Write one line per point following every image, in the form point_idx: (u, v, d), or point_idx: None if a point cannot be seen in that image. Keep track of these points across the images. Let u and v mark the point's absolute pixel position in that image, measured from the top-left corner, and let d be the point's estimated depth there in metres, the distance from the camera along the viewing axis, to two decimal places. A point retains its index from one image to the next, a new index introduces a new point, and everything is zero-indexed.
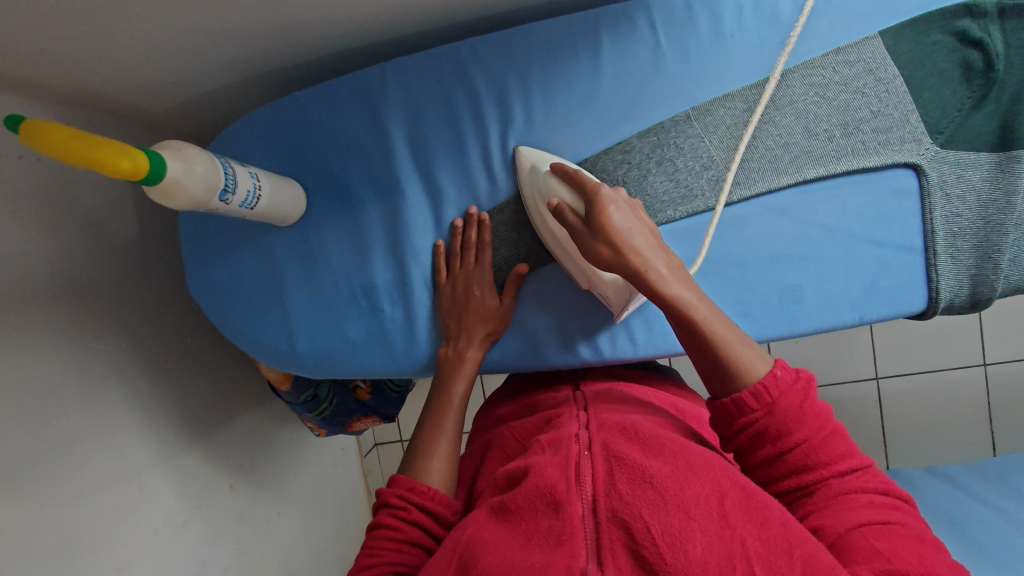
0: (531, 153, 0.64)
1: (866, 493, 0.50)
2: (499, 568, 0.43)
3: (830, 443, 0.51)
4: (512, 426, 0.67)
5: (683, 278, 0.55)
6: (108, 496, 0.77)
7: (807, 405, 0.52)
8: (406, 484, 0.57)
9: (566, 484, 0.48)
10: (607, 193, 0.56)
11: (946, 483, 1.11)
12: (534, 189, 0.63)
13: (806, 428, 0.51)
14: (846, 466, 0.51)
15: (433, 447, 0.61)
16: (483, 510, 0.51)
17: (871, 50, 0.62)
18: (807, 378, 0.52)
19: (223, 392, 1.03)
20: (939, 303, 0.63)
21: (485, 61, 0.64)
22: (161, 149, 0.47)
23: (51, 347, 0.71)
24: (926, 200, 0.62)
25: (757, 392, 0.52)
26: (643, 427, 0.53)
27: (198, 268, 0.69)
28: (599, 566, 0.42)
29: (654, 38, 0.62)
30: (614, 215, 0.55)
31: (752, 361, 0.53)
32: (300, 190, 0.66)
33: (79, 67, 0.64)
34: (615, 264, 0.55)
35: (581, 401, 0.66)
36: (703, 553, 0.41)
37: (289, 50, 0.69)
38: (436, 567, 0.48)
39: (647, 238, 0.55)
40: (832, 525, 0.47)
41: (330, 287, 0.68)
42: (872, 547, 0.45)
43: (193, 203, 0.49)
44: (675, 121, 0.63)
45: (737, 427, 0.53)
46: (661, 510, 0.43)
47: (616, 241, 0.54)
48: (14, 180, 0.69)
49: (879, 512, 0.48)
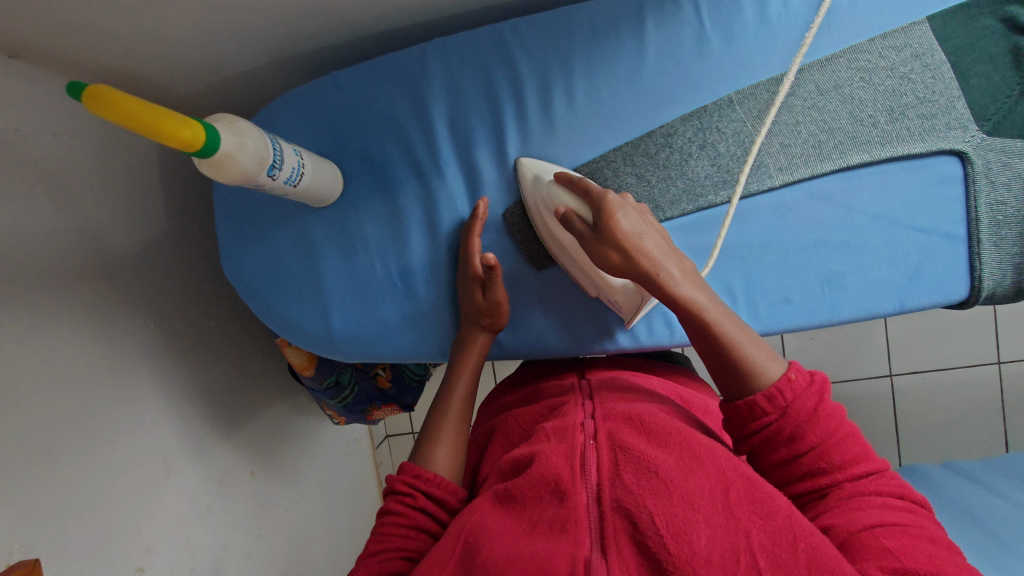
0: (535, 164, 0.65)
1: (880, 495, 0.49)
2: (503, 556, 0.44)
3: (845, 445, 0.51)
4: (516, 412, 0.66)
5: (696, 280, 0.55)
6: (137, 477, 0.77)
7: (822, 408, 0.51)
8: (413, 471, 0.58)
9: (571, 472, 0.48)
10: (614, 198, 0.55)
11: (965, 480, 1.10)
12: (538, 199, 0.64)
13: (819, 431, 0.50)
14: (861, 470, 0.50)
15: (439, 434, 0.63)
16: (487, 495, 0.52)
17: (917, 36, 0.61)
18: (822, 381, 0.52)
19: (245, 376, 1.03)
20: (981, 291, 0.63)
21: (528, 43, 0.64)
22: (215, 122, 0.47)
23: (84, 326, 0.71)
24: (971, 186, 0.61)
25: (771, 395, 0.51)
26: (650, 417, 0.54)
27: (233, 250, 0.70)
28: (602, 555, 0.42)
29: (698, 21, 0.63)
30: (623, 218, 0.54)
31: (765, 362, 0.54)
32: (338, 170, 0.67)
33: (120, 43, 0.65)
34: (627, 269, 0.55)
35: (587, 389, 0.66)
36: (706, 544, 0.41)
37: (327, 28, 0.69)
38: (441, 553, 0.48)
39: (657, 241, 0.54)
40: (842, 522, 0.47)
41: (367, 268, 0.69)
42: (880, 544, 0.44)
43: (244, 177, 0.49)
44: (719, 104, 0.64)
45: (750, 429, 0.53)
46: (665, 500, 0.44)
47: (626, 245, 0.53)
48: (49, 157, 0.69)
49: (893, 513, 0.47)
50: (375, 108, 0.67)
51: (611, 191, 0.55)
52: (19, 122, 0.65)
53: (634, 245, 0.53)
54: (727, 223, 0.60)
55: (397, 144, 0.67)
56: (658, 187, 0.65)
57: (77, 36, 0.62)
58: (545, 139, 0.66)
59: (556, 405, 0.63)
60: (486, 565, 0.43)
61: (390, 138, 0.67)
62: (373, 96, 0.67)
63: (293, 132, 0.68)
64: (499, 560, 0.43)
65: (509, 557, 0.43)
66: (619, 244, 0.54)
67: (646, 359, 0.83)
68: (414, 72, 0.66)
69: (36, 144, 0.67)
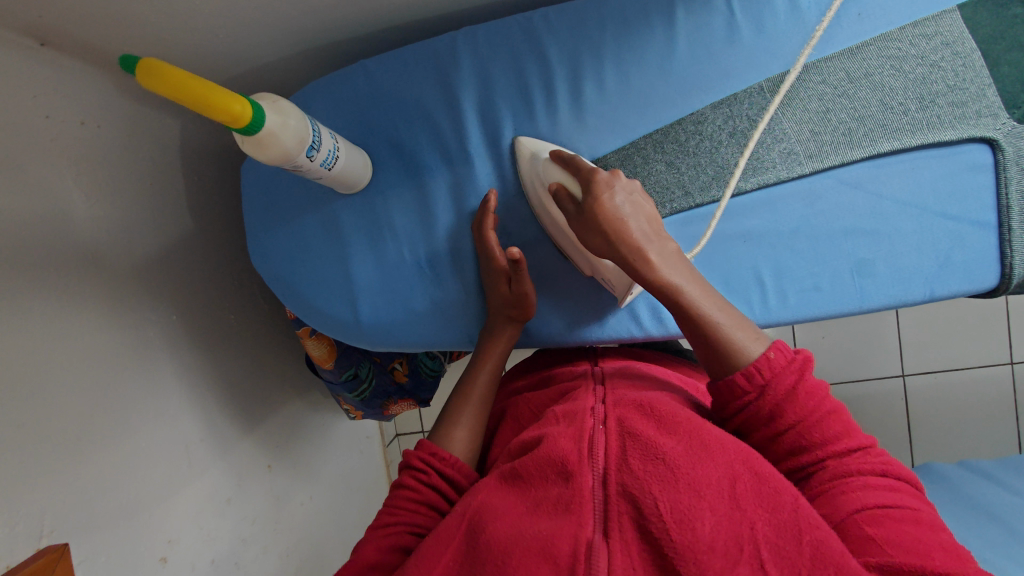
0: (533, 142, 0.66)
1: (862, 474, 0.48)
2: (507, 536, 0.44)
3: (826, 424, 0.50)
4: (527, 396, 0.67)
5: (679, 261, 0.55)
6: (161, 467, 0.76)
7: (801, 385, 0.50)
8: (429, 449, 0.58)
9: (578, 455, 0.48)
10: (604, 176, 0.56)
11: (983, 479, 1.09)
12: (534, 175, 0.64)
13: (799, 410, 0.50)
14: (842, 448, 0.49)
15: (459, 418, 0.63)
16: (493, 476, 0.52)
17: (948, 24, 0.62)
18: (805, 358, 0.51)
19: (264, 369, 1.03)
20: (1012, 279, 0.62)
21: (558, 32, 0.65)
22: (260, 102, 0.50)
23: (109, 314, 0.71)
24: (1002, 173, 0.61)
25: (750, 373, 0.51)
26: (661, 404, 0.53)
27: (262, 237, 0.71)
28: (605, 537, 0.43)
29: (728, 9, 0.63)
30: (607, 197, 0.55)
31: (748, 344, 0.53)
32: (367, 157, 0.67)
33: (152, 31, 0.65)
34: (608, 248, 0.56)
35: (599, 374, 0.65)
36: (711, 531, 0.41)
37: (358, 18, 0.70)
38: (447, 529, 0.49)
39: (642, 222, 0.55)
40: (829, 511, 0.46)
41: (394, 255, 0.69)
42: (865, 534, 0.44)
43: (285, 156, 0.52)
44: (749, 92, 0.64)
45: (732, 409, 0.53)
46: (672, 487, 0.43)
47: (607, 225, 0.55)
48: (79, 146, 0.69)
49: (875, 493, 0.46)
50: (405, 96, 0.67)
51: (600, 170, 0.56)
52: (51, 110, 0.66)
53: (615, 226, 0.55)
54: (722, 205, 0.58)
55: (427, 132, 0.68)
56: (688, 174, 0.66)
57: (110, 24, 0.63)
58: (574, 126, 0.66)
59: (566, 391, 0.63)
60: (490, 545, 0.44)
61: (420, 126, 0.68)
62: (402, 83, 0.67)
63: (324, 120, 0.68)
64: (502, 541, 0.44)
65: (512, 538, 0.44)
66: (600, 225, 0.55)
67: (669, 355, 0.82)
68: (444, 60, 0.66)
69: (66, 132, 0.68)
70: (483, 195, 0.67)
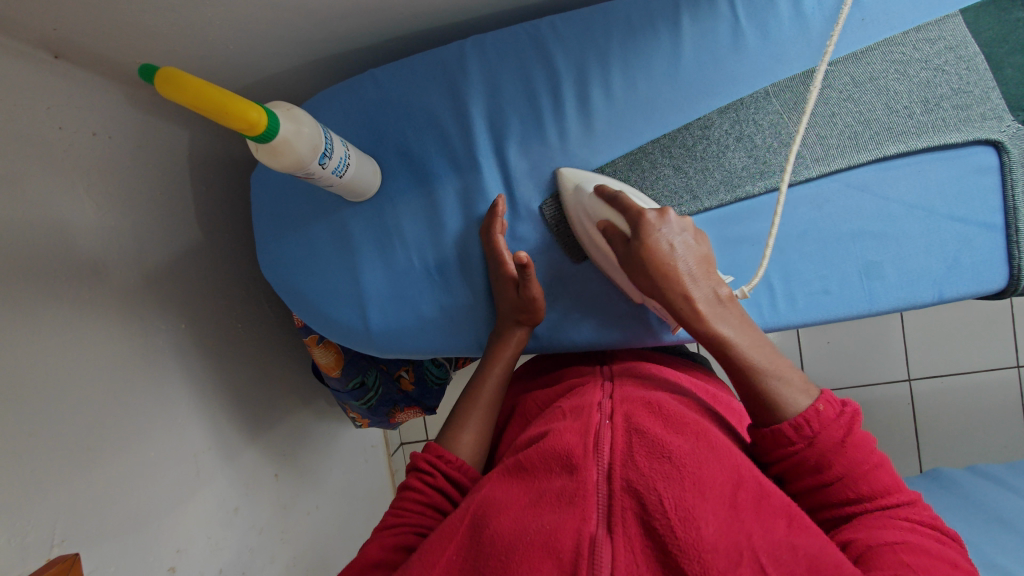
0: (575, 174, 0.65)
1: (908, 521, 0.48)
2: (510, 529, 0.44)
3: (876, 476, 0.50)
4: (534, 394, 0.67)
5: (727, 308, 0.55)
6: (170, 476, 0.76)
7: (850, 438, 0.51)
8: (436, 451, 0.59)
9: (584, 448, 0.48)
10: (651, 216, 0.56)
11: (992, 483, 1.08)
12: (579, 207, 0.64)
13: (846, 462, 0.50)
14: (890, 500, 0.50)
15: (466, 421, 0.63)
16: (497, 470, 0.52)
17: (951, 28, 0.63)
18: (853, 412, 0.51)
19: (271, 378, 1.03)
20: (1021, 281, 0.63)
21: (565, 39, 0.66)
22: (274, 110, 0.50)
23: (119, 323, 0.71)
24: (1008, 175, 0.62)
25: (797, 424, 0.51)
26: (668, 404, 0.53)
27: (273, 246, 0.72)
28: (609, 532, 0.42)
29: (733, 16, 0.64)
30: (655, 237, 0.55)
31: (797, 396, 0.53)
32: (376, 165, 0.68)
33: (163, 43, 0.66)
34: (655, 290, 0.56)
35: (606, 373, 0.66)
36: (713, 532, 0.41)
37: (366, 28, 0.71)
38: (450, 523, 0.49)
39: (691, 262, 0.55)
40: (865, 537, 0.47)
41: (404, 262, 0.70)
42: (898, 559, 0.44)
43: (298, 164, 0.52)
44: (755, 97, 0.65)
45: (776, 455, 0.53)
46: (676, 485, 0.43)
47: (654, 269, 0.55)
48: (91, 157, 0.70)
49: (920, 537, 0.47)
50: (413, 104, 0.68)
51: (648, 211, 0.55)
52: (64, 120, 0.67)
53: (663, 271, 0.55)
54: (778, 213, 0.58)
55: (435, 139, 0.68)
56: (695, 178, 0.66)
57: (123, 37, 0.64)
58: (582, 133, 0.67)
59: (573, 387, 0.64)
60: (494, 538, 0.44)
61: (428, 133, 0.68)
62: (411, 92, 0.68)
63: (333, 128, 0.69)
64: (505, 534, 0.44)
65: (517, 531, 0.44)
66: (648, 268, 0.55)
67: (677, 357, 0.82)
68: (452, 69, 0.67)
69: (79, 142, 0.68)
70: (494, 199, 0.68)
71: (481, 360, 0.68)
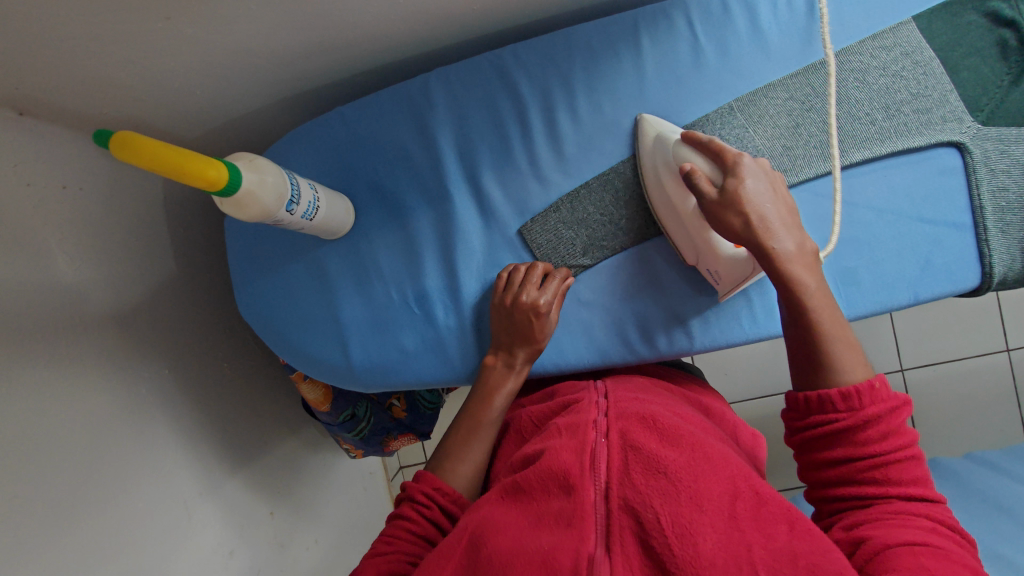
0: (656, 124, 0.64)
1: (930, 519, 0.46)
2: (507, 550, 0.44)
3: (907, 466, 0.49)
4: (529, 409, 0.66)
5: (813, 263, 0.55)
6: (160, 524, 0.75)
7: (893, 420, 0.50)
8: (434, 482, 0.57)
9: (580, 467, 0.48)
10: (749, 165, 0.56)
11: (989, 469, 1.08)
12: (658, 157, 0.63)
13: (885, 445, 0.49)
14: (917, 492, 0.48)
15: (464, 452, 0.60)
16: (497, 490, 0.52)
17: (905, 35, 0.64)
18: (905, 401, 0.50)
19: (260, 415, 1.02)
20: (993, 278, 0.63)
21: (528, 67, 0.66)
22: (236, 162, 0.51)
23: (99, 374, 0.71)
24: (972, 176, 0.63)
25: (847, 393, 0.50)
26: (664, 418, 0.52)
27: (250, 288, 0.72)
28: (607, 552, 0.42)
29: (692, 35, 0.65)
30: (750, 184, 0.55)
31: (852, 366, 0.52)
32: (349, 202, 0.68)
33: (126, 94, 0.66)
34: (742, 234, 0.55)
35: (603, 388, 0.64)
36: (712, 547, 0.40)
37: (330, 67, 0.71)
38: (451, 543, 0.49)
39: (779, 211, 0.55)
40: (883, 535, 0.45)
41: (383, 295, 0.70)
42: (918, 562, 0.42)
43: (264, 213, 0.53)
44: (720, 112, 0.65)
45: (812, 420, 0.52)
46: (673, 500, 0.43)
47: (752, 213, 0.54)
48: (61, 210, 0.70)
49: (940, 538, 0.45)
50: (381, 139, 0.68)
51: (749, 156, 0.56)
52: (32, 176, 0.66)
53: (759, 216, 0.55)
54: (840, 179, 0.58)
55: (406, 172, 0.69)
56: None
57: (89, 91, 0.64)
58: (553, 157, 0.68)
59: (568, 401, 0.61)
60: (492, 558, 0.44)
61: (398, 167, 0.69)
62: (378, 126, 0.68)
63: (304, 168, 0.69)
64: (504, 555, 0.43)
65: (514, 551, 0.43)
66: (742, 210, 0.55)
67: (668, 368, 0.82)
68: (418, 101, 0.67)
69: (48, 197, 0.68)
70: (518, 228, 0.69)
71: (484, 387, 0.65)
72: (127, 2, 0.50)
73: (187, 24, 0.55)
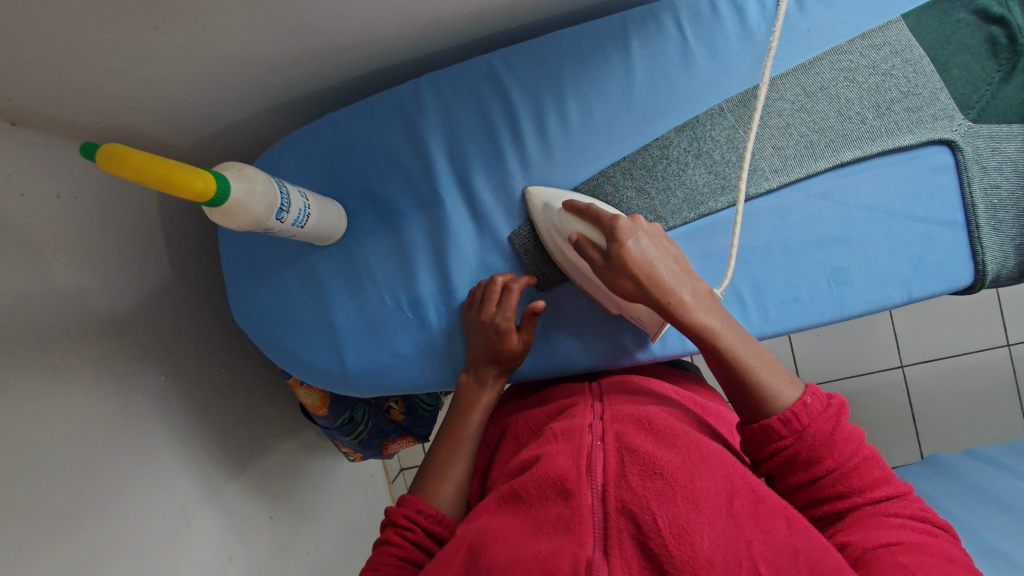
0: (541, 191, 0.66)
1: (900, 516, 0.48)
2: (506, 558, 0.43)
3: (865, 469, 0.50)
4: (525, 415, 0.66)
5: (710, 302, 0.55)
6: (159, 530, 0.75)
7: (839, 432, 0.50)
8: (415, 505, 0.56)
9: (577, 473, 0.48)
10: (625, 223, 0.56)
11: (990, 465, 1.08)
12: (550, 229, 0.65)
13: (837, 455, 0.50)
14: (881, 493, 0.49)
15: (448, 471, 0.60)
16: (493, 498, 0.52)
17: (895, 33, 0.64)
18: (840, 404, 0.51)
19: (257, 420, 1.02)
20: (986, 276, 0.63)
21: (517, 71, 0.66)
22: (225, 172, 0.51)
23: (95, 381, 0.71)
24: (963, 173, 0.63)
25: (786, 418, 0.51)
26: (659, 420, 0.53)
27: (243, 296, 0.72)
28: (605, 555, 0.42)
29: (681, 37, 0.65)
30: (632, 245, 0.55)
31: (781, 387, 0.53)
32: (341, 208, 0.69)
33: (119, 103, 0.66)
34: (642, 293, 0.55)
35: (597, 392, 0.64)
36: (710, 545, 0.40)
37: (323, 72, 0.72)
38: (446, 555, 0.48)
39: (668, 264, 0.55)
40: (860, 539, 0.46)
41: (376, 301, 0.70)
42: (896, 560, 0.43)
43: (253, 222, 0.53)
44: (710, 114, 0.66)
45: (766, 452, 0.52)
46: (670, 501, 0.43)
47: (637, 272, 0.55)
48: (55, 220, 0.70)
49: (914, 533, 0.46)
50: (373, 144, 0.68)
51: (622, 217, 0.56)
52: (24, 186, 0.66)
53: (646, 274, 0.55)
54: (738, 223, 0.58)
55: (397, 177, 0.69)
56: (658, 198, 0.67)
57: (81, 101, 0.64)
58: (543, 161, 0.68)
59: (564, 407, 0.62)
60: (490, 565, 0.43)
61: (390, 172, 0.69)
62: (369, 132, 0.68)
63: (296, 174, 0.69)
64: (503, 562, 0.43)
65: (512, 558, 0.43)
66: (630, 271, 0.55)
67: (665, 366, 0.82)
68: (408, 106, 0.67)
69: (42, 207, 0.68)
70: (508, 235, 0.69)
71: (464, 403, 0.65)
72: (117, 12, 0.50)
73: (175, 33, 0.55)
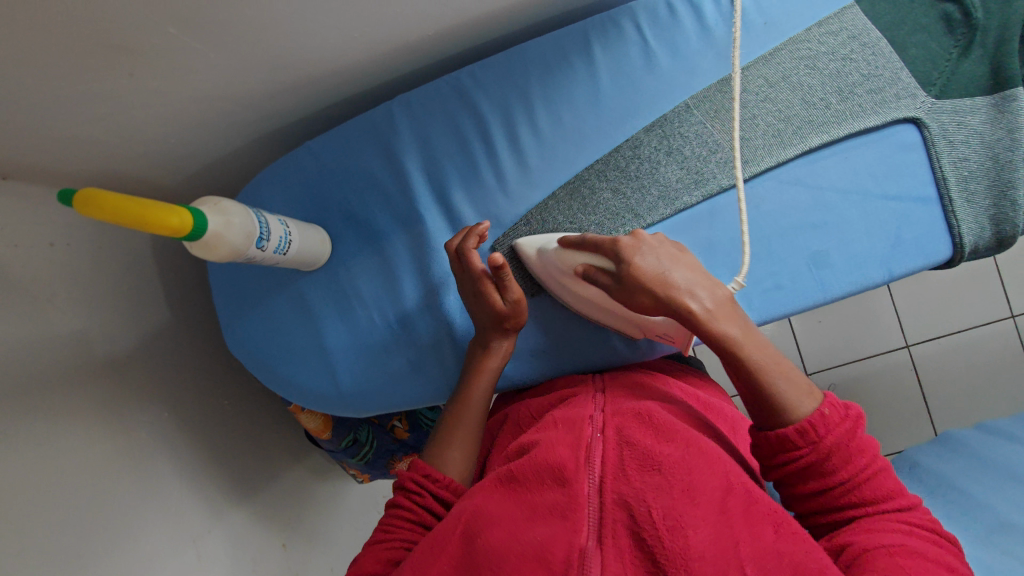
0: (534, 240, 0.66)
1: (907, 524, 0.48)
2: (503, 542, 0.44)
3: (879, 481, 0.50)
4: (527, 402, 0.67)
5: (731, 309, 0.53)
6: (169, 565, 0.75)
7: (855, 444, 0.50)
8: (422, 469, 0.57)
9: (575, 462, 0.48)
10: (629, 243, 0.55)
11: (1000, 438, 1.06)
12: (551, 268, 0.64)
13: (852, 467, 0.49)
14: (893, 504, 0.49)
15: (451, 439, 0.61)
16: (489, 478, 0.52)
17: (850, 19, 0.66)
18: (857, 415, 0.50)
19: (264, 448, 1.03)
20: (964, 248, 0.63)
21: (485, 85, 0.68)
22: (201, 206, 0.52)
23: (97, 422, 0.72)
24: (931, 149, 0.63)
25: (803, 429, 0.50)
26: (660, 415, 0.53)
27: (237, 325, 0.74)
28: (598, 544, 0.42)
29: (641, 39, 0.67)
30: (640, 262, 0.54)
31: (800, 398, 0.52)
32: (324, 233, 0.70)
33: (102, 149, 0.68)
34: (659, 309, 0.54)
35: (600, 384, 0.65)
36: (701, 541, 0.41)
37: (301, 103, 0.73)
38: (444, 531, 0.48)
39: (682, 273, 0.53)
40: (862, 541, 0.47)
41: (366, 321, 0.71)
42: (892, 561, 0.44)
43: (233, 253, 0.54)
44: (677, 111, 0.67)
45: (780, 461, 0.51)
46: (666, 493, 0.43)
47: (652, 287, 0.53)
48: (49, 267, 0.72)
49: (918, 541, 0.46)
50: (352, 169, 0.70)
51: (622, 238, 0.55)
52: (17, 237, 0.68)
53: (660, 284, 0.53)
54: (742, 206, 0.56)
55: (378, 198, 0.70)
56: (634, 197, 0.67)
57: (66, 150, 0.66)
58: (518, 170, 0.69)
59: (565, 397, 0.63)
60: (485, 549, 0.44)
61: (370, 194, 0.70)
62: (347, 157, 0.70)
63: (280, 203, 0.71)
64: (499, 548, 0.43)
65: (508, 543, 0.43)
66: (645, 288, 0.53)
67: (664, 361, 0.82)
68: (382, 128, 0.69)
69: (35, 255, 0.70)
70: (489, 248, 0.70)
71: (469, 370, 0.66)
72: (90, 63, 0.52)
73: (151, 78, 0.57)
